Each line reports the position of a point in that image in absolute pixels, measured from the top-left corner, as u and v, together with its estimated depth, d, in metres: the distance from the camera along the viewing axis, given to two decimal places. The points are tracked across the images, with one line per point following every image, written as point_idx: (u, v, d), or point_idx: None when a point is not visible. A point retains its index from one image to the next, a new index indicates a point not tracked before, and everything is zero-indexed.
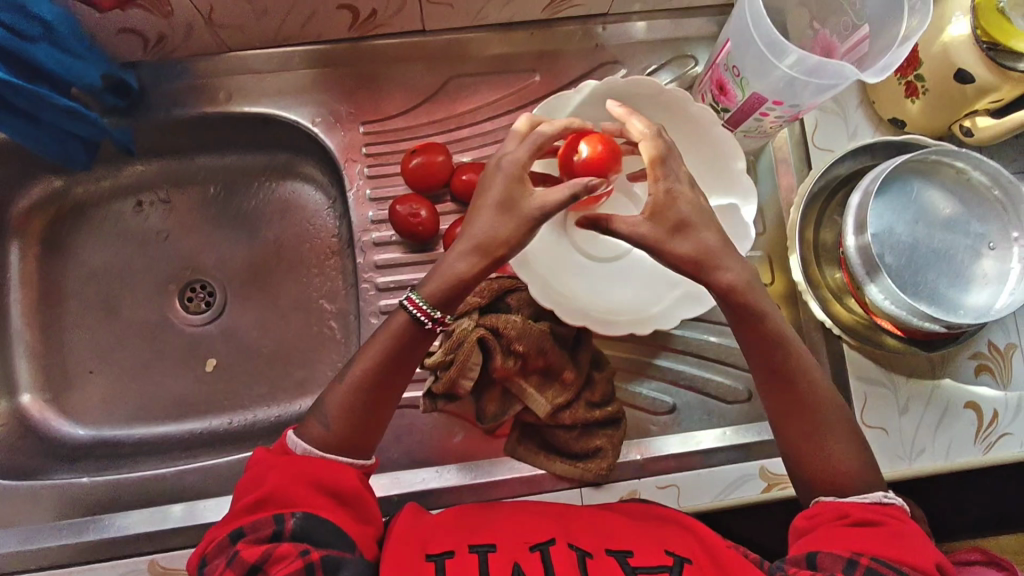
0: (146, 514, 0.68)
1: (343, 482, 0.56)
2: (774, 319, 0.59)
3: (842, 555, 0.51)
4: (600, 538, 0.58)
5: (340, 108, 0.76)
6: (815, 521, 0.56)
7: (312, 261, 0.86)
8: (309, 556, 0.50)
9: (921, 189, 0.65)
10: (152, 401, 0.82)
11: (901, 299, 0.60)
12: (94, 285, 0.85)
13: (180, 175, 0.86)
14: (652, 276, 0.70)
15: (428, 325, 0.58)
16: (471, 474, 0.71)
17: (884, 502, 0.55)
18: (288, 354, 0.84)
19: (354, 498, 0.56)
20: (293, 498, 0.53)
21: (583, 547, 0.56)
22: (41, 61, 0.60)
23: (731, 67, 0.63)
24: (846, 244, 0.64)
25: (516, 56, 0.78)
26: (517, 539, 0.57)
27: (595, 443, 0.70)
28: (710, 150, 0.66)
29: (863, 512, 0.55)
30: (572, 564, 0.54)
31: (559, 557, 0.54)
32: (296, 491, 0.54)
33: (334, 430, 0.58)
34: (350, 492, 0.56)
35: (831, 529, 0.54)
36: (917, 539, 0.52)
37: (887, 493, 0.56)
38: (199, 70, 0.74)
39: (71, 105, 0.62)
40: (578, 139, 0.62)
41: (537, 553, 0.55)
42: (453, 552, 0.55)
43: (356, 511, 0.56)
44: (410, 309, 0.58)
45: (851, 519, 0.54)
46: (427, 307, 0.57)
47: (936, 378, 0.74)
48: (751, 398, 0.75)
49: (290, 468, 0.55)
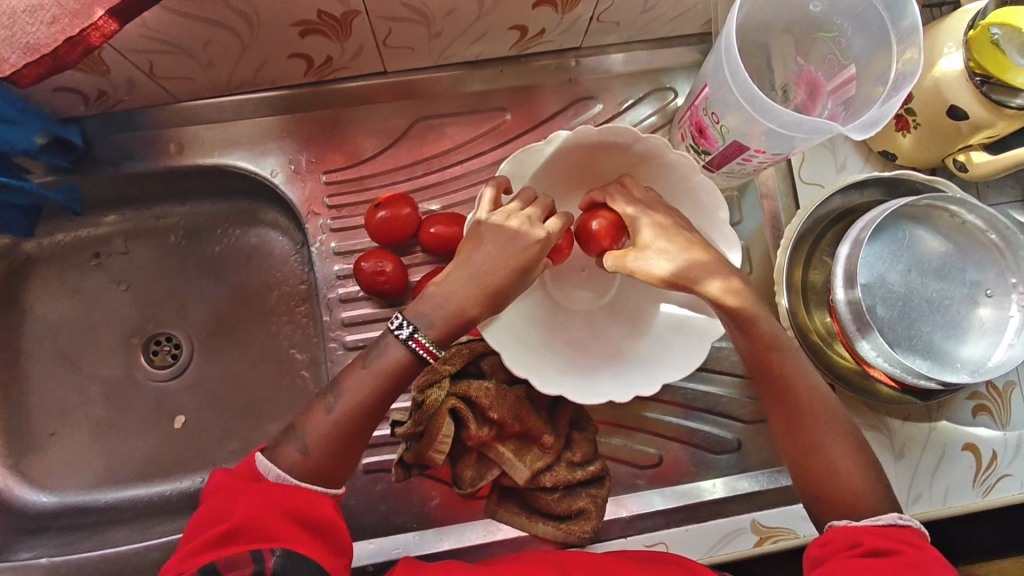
0: None
1: (323, 514, 0.50)
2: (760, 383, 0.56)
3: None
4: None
5: (301, 157, 0.72)
6: (826, 552, 0.51)
7: (281, 309, 0.82)
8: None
9: (913, 236, 0.62)
10: (120, 463, 0.79)
11: (893, 357, 0.57)
12: (52, 341, 0.81)
13: (140, 225, 0.83)
14: (636, 326, 0.66)
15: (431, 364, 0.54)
16: (451, 539, 0.68)
17: (898, 523, 0.50)
18: (258, 409, 0.80)
19: (331, 528, 0.50)
20: (271, 532, 0.46)
21: None
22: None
23: (710, 113, 0.60)
24: (835, 297, 0.60)
25: (486, 94, 0.74)
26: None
27: (578, 504, 0.65)
28: (690, 199, 0.63)
29: (877, 538, 0.49)
30: None
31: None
32: (274, 523, 0.47)
33: (315, 457, 0.51)
34: (330, 524, 0.50)
35: (845, 561, 0.48)
36: (939, 565, 0.46)
37: (902, 516, 0.51)
38: (148, 122, 0.70)
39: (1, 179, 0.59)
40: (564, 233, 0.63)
41: None
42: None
43: (336, 546, 0.50)
44: (416, 348, 0.53)
45: (865, 547, 0.49)
46: (432, 347, 0.53)
47: (933, 420, 0.71)
48: (740, 447, 0.73)
49: (263, 497, 0.48)
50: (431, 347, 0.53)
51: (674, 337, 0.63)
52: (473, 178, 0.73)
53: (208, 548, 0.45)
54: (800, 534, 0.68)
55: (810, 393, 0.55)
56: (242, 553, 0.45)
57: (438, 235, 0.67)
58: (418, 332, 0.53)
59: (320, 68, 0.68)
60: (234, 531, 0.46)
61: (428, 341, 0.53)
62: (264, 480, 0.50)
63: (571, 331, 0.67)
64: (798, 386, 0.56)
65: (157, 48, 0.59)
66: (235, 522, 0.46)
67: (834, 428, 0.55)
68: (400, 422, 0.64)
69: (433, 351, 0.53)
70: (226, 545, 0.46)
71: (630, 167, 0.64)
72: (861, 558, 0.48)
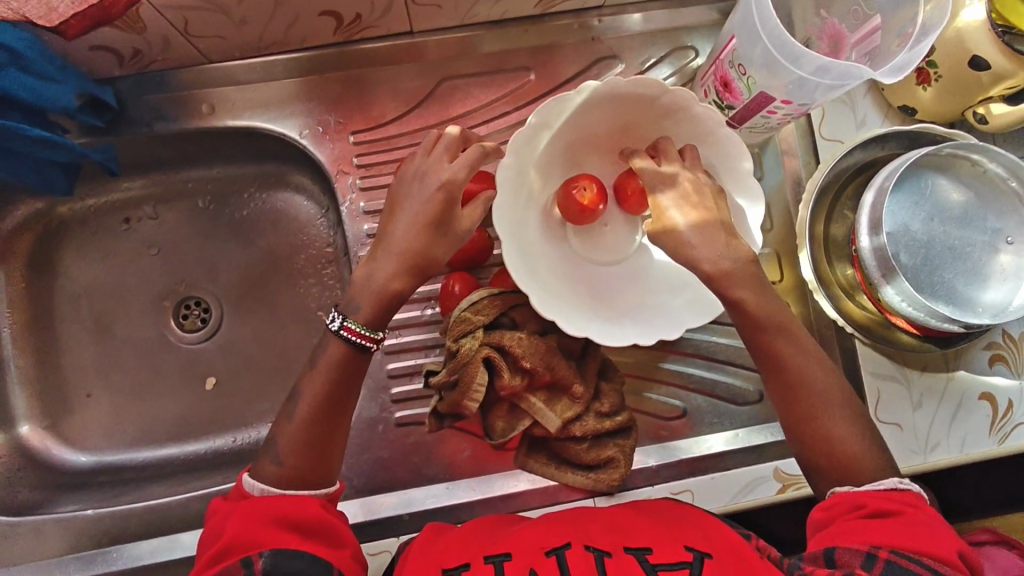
0: (160, 541, 0.68)
1: (312, 515, 0.53)
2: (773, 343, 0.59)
3: (861, 549, 0.49)
4: (617, 539, 0.57)
5: (329, 117, 0.73)
6: (830, 517, 0.54)
7: (308, 271, 0.84)
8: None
9: (934, 184, 0.63)
10: (154, 423, 0.81)
11: (917, 300, 0.58)
12: (87, 303, 0.82)
13: (168, 189, 0.84)
14: (660, 275, 0.68)
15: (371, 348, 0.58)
16: (483, 488, 0.70)
17: (900, 487, 0.54)
18: (288, 368, 0.82)
19: (321, 526, 0.53)
20: (257, 539, 0.50)
21: (600, 548, 0.54)
22: (8, 90, 0.57)
23: (737, 65, 0.60)
24: (860, 244, 0.61)
25: (509, 53, 0.75)
26: (532, 548, 0.55)
27: (607, 454, 0.67)
28: (717, 151, 0.64)
29: (880, 500, 0.53)
30: (590, 564, 0.52)
31: (576, 561, 0.53)
32: (262, 531, 0.51)
33: None
34: (319, 522, 0.53)
35: (849, 524, 0.52)
36: (940, 526, 0.51)
37: (902, 480, 0.54)
38: (179, 82, 0.71)
39: (43, 134, 0.57)
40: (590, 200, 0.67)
41: (553, 558, 0.53)
42: (469, 564, 0.54)
43: (333, 543, 0.53)
44: (352, 338, 0.57)
45: (868, 508, 0.53)
46: (364, 331, 0.57)
47: (950, 371, 0.73)
48: (762, 398, 0.74)
49: (250, 512, 0.52)
50: (361, 331, 0.57)
51: (691, 292, 0.65)
52: (496, 137, 0.74)
53: (209, 565, 0.50)
54: None
55: (811, 358, 0.59)
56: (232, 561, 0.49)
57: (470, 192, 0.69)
58: (347, 321, 0.57)
59: (349, 27, 0.69)
60: (225, 548, 0.50)
61: (359, 327, 0.57)
62: (251, 496, 0.54)
63: (598, 282, 0.69)
64: (809, 350, 0.59)
65: (195, 5, 0.60)
66: (225, 539, 0.50)
67: (840, 394, 0.58)
68: (435, 373, 0.66)
69: (368, 335, 0.57)
70: (223, 559, 0.50)
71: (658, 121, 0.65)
72: (862, 520, 0.52)
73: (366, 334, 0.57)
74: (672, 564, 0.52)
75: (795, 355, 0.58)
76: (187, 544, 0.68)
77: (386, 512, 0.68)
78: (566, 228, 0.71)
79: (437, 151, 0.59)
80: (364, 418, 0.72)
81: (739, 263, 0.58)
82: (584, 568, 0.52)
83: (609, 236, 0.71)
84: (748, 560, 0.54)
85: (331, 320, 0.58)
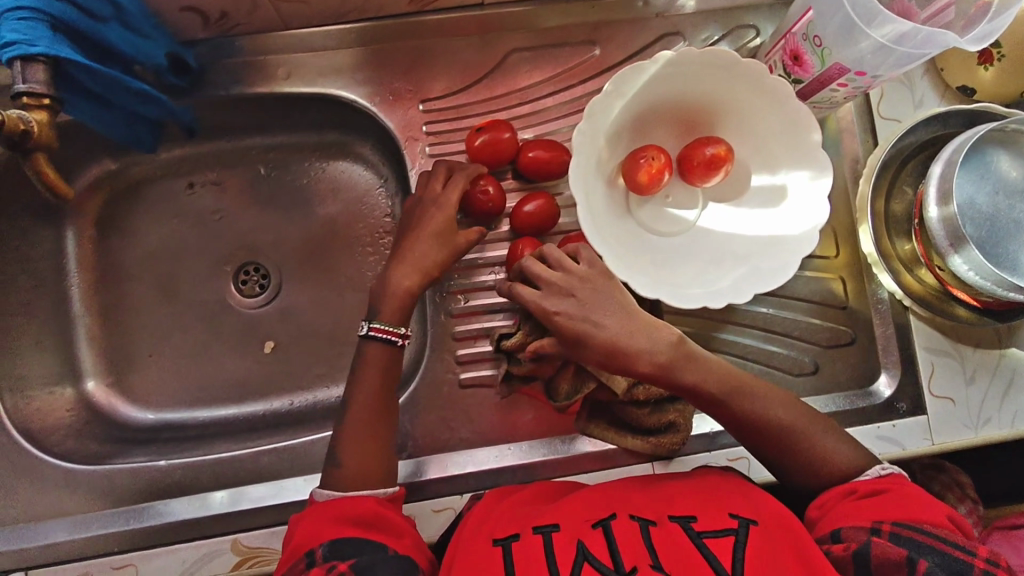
0: (186, 501, 0.69)
1: (369, 510, 0.56)
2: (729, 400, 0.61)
3: (864, 526, 0.53)
4: (661, 506, 0.57)
5: (398, 85, 0.75)
6: (825, 508, 0.57)
7: (366, 240, 0.85)
8: (339, 569, 0.50)
9: (997, 159, 0.64)
10: (213, 384, 0.82)
11: (985, 268, 0.61)
12: (151, 264, 0.84)
13: (232, 155, 0.85)
14: (720, 245, 0.69)
15: (399, 343, 0.65)
16: (543, 450, 0.71)
17: (883, 472, 0.58)
18: (344, 335, 0.83)
19: (378, 520, 0.55)
20: (319, 533, 0.53)
21: (645, 517, 0.56)
22: (113, 43, 0.60)
23: (812, 37, 0.62)
24: (929, 213, 0.64)
25: (574, 28, 0.76)
26: (580, 519, 0.56)
27: (668, 418, 0.68)
28: (787, 122, 0.66)
29: (868, 484, 0.57)
30: (637, 536, 0.53)
31: (623, 532, 0.54)
32: (323, 525, 0.54)
33: None
34: (377, 516, 0.56)
35: (847, 507, 0.56)
36: (929, 499, 0.54)
37: (885, 466, 0.59)
38: (255, 48, 0.73)
39: (146, 88, 0.62)
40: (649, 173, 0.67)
41: (600, 530, 0.54)
42: (519, 535, 0.55)
43: (394, 532, 0.56)
44: (379, 335, 0.64)
45: (860, 491, 0.56)
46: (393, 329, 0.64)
47: (1004, 348, 0.73)
48: (818, 370, 0.76)
49: (313, 514, 0.55)
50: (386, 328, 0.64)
51: (750, 262, 0.66)
52: (564, 108, 0.76)
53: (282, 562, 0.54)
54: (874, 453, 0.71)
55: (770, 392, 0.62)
56: (298, 556, 0.52)
57: (537, 159, 0.71)
58: (374, 322, 0.65)
59: None
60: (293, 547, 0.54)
61: (384, 325, 0.64)
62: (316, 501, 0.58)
63: (659, 251, 0.69)
64: (761, 390, 0.61)
65: None
66: (293, 540, 0.54)
67: (796, 410, 0.61)
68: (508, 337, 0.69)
69: (392, 331, 0.64)
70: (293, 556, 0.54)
71: (732, 92, 0.67)
72: (860, 503, 0.55)
73: (391, 330, 0.64)
74: (716, 532, 0.53)
75: (752, 400, 0.61)
76: (214, 504, 0.69)
77: (455, 470, 0.70)
78: (627, 198, 0.71)
79: (433, 179, 0.69)
80: (429, 379, 0.74)
81: (670, 351, 0.59)
82: (631, 542, 0.53)
83: (670, 208, 0.72)
84: (793, 525, 0.54)
85: (364, 326, 0.65)
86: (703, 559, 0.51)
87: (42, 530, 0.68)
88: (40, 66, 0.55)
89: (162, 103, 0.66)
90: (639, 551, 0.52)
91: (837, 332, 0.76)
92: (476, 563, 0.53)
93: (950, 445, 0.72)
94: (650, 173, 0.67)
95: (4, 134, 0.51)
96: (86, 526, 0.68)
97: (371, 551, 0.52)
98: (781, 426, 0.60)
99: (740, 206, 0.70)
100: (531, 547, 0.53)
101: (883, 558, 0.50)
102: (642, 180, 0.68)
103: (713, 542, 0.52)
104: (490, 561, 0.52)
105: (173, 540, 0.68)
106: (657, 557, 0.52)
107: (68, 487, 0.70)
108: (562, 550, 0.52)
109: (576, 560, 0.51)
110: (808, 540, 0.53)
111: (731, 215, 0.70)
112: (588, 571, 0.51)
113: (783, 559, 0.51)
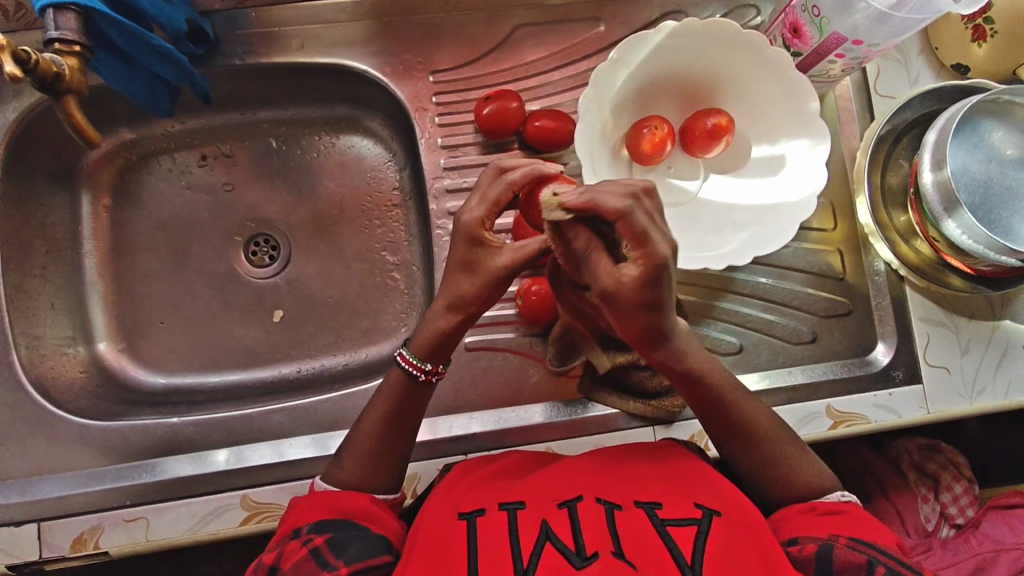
0: (191, 457, 0.71)
1: (363, 506, 0.55)
2: (754, 422, 0.57)
3: (822, 537, 0.52)
4: (627, 490, 0.53)
5: (408, 57, 0.78)
6: (781, 520, 0.56)
7: (373, 212, 0.86)
8: (314, 543, 0.51)
9: (989, 129, 0.67)
10: (220, 351, 0.83)
11: (978, 232, 0.63)
12: (162, 234, 0.86)
13: (244, 127, 0.87)
14: (722, 213, 0.71)
15: (421, 379, 0.58)
16: (547, 414, 0.72)
17: (843, 499, 0.56)
18: (352, 305, 0.84)
19: (370, 515, 0.55)
20: (310, 513, 0.54)
21: (611, 500, 0.52)
22: (142, 7, 0.64)
23: (810, 7, 0.64)
24: (924, 178, 0.67)
25: (579, 4, 0.78)
26: (544, 498, 0.52)
27: (670, 380, 0.71)
28: (784, 94, 0.69)
29: (827, 502, 0.56)
30: (601, 519, 0.50)
31: (588, 514, 0.50)
32: (315, 509, 0.55)
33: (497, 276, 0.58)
34: (368, 512, 0.55)
35: (807, 520, 0.54)
36: (883, 527, 0.54)
37: (845, 494, 0.57)
38: (268, 19, 0.76)
39: (165, 46, 0.64)
40: (654, 142, 0.68)
41: (565, 510, 0.50)
42: (484, 510, 0.52)
43: (386, 525, 0.55)
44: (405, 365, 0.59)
45: (820, 507, 0.55)
46: (416, 362, 0.58)
47: (997, 320, 0.75)
48: (815, 339, 0.77)
49: (310, 499, 0.56)
50: (409, 359, 0.58)
51: (751, 229, 0.69)
52: (570, 81, 0.78)
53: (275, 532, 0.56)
54: (869, 420, 0.73)
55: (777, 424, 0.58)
56: (285, 530, 0.54)
57: (544, 128, 0.74)
58: (404, 349, 0.59)
59: None
60: (285, 521, 0.56)
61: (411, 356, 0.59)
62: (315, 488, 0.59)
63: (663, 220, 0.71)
64: (769, 416, 0.58)
65: None
66: (286, 519, 0.56)
67: (776, 419, 0.58)
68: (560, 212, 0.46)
69: (415, 364, 0.58)
70: (281, 527, 0.55)
71: (736, 62, 0.69)
72: (818, 517, 0.54)
73: (413, 363, 0.58)
74: (681, 521, 0.50)
75: (746, 402, 0.57)
76: (218, 462, 0.71)
77: (461, 432, 0.72)
78: (630, 169, 0.73)
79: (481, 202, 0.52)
80: None
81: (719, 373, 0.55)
82: (595, 525, 0.49)
83: (673, 178, 0.74)
84: (757, 531, 0.51)
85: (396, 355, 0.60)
86: (664, 546, 0.47)
87: (57, 481, 0.70)
88: (72, 16, 0.59)
89: (183, 66, 0.69)
90: (602, 535, 0.48)
91: (834, 303, 0.77)
92: (439, 542, 0.50)
93: (945, 415, 0.74)
94: (653, 141, 0.68)
95: (39, 76, 0.55)
96: (100, 478, 0.70)
97: (354, 536, 0.53)
98: (758, 431, 0.57)
99: (741, 177, 0.72)
100: (493, 526, 0.50)
101: (844, 565, 0.50)
102: (643, 148, 0.69)
103: (676, 531, 0.49)
104: (453, 538, 0.50)
105: (184, 494, 0.70)
106: (620, 543, 0.48)
107: (82, 443, 0.72)
108: (522, 530, 0.49)
109: (537, 539, 0.48)
110: (773, 548, 0.50)
111: (731, 184, 0.72)
112: (547, 551, 0.47)
113: (745, 557, 0.48)
